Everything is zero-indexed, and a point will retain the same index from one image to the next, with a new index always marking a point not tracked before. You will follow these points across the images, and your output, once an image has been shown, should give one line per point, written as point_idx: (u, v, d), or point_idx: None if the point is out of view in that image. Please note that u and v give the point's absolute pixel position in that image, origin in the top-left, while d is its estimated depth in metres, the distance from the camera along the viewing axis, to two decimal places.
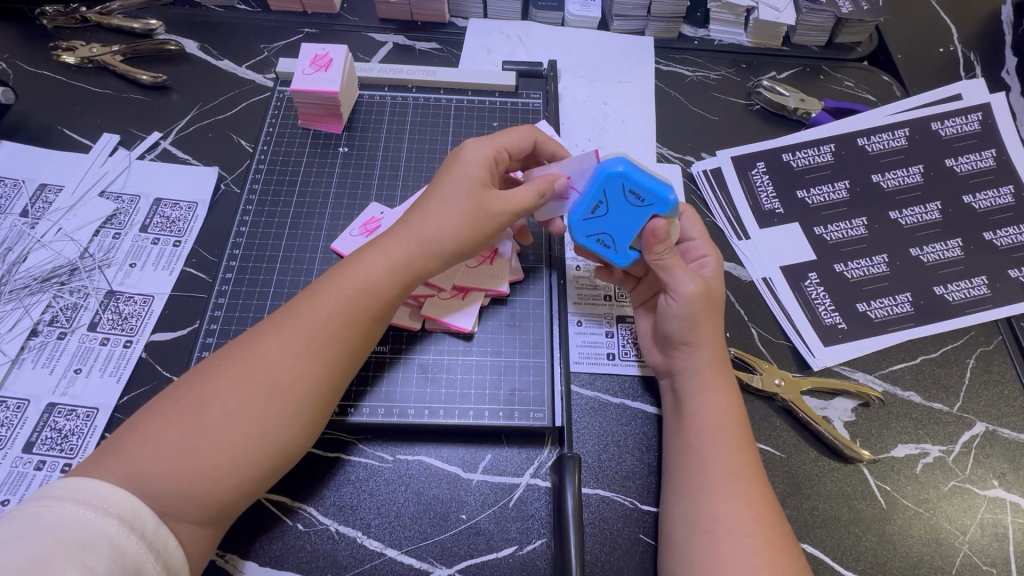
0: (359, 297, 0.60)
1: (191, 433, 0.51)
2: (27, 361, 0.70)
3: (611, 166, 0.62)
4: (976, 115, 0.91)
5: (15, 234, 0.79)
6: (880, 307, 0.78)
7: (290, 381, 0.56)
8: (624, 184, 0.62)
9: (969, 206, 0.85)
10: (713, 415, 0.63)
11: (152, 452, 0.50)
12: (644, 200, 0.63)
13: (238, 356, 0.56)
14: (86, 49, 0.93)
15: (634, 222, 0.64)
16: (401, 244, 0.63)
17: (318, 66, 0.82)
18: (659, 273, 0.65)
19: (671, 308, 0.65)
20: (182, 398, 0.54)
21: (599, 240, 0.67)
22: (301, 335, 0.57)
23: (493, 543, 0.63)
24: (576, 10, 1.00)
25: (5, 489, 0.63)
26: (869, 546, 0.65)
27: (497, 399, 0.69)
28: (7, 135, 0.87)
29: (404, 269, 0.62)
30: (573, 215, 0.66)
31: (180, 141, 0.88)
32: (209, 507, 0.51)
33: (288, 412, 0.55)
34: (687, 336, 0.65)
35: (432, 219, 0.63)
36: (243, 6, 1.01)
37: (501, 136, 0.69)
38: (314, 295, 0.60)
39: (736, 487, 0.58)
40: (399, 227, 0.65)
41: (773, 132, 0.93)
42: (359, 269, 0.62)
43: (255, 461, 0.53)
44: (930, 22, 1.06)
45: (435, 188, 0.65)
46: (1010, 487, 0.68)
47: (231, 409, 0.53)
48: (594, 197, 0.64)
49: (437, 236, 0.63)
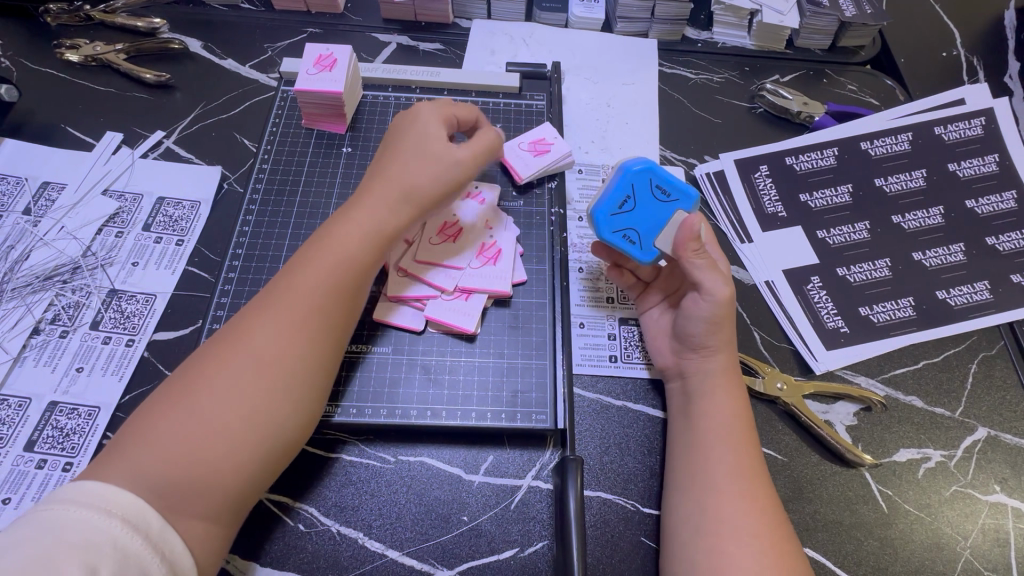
0: (340, 270, 0.62)
1: (188, 414, 0.52)
2: (29, 359, 0.70)
3: (639, 165, 0.69)
4: (979, 120, 0.91)
5: (18, 231, 0.79)
6: (882, 311, 0.78)
7: (279, 354, 0.57)
8: (652, 180, 0.69)
9: (971, 211, 0.85)
10: (719, 416, 0.64)
11: (155, 438, 0.51)
12: (670, 195, 0.69)
13: (225, 340, 0.57)
14: (89, 47, 0.93)
15: (660, 216, 0.69)
16: (366, 211, 0.65)
17: (322, 66, 0.82)
18: (692, 274, 0.66)
19: (699, 309, 0.66)
20: (179, 385, 0.54)
21: (626, 237, 0.69)
22: (287, 311, 0.58)
23: (495, 545, 0.63)
24: (580, 12, 1.01)
25: (7, 487, 0.63)
26: (870, 551, 0.65)
27: (499, 400, 0.69)
28: (9, 133, 0.87)
29: (373, 235, 0.65)
30: (602, 210, 0.69)
31: (182, 140, 0.88)
32: (214, 500, 0.51)
33: (279, 387, 0.56)
34: (708, 340, 0.66)
35: (399, 177, 0.67)
36: (247, 5, 1.01)
37: (448, 102, 0.74)
38: (292, 274, 0.61)
39: (741, 488, 0.59)
40: (359, 196, 0.67)
41: (776, 136, 0.93)
42: (329, 241, 0.63)
43: (255, 441, 0.54)
44: (933, 27, 1.06)
45: (396, 152, 0.69)
46: (1012, 493, 0.68)
47: (223, 388, 0.54)
48: (624, 192, 0.69)
49: (399, 199, 0.67)
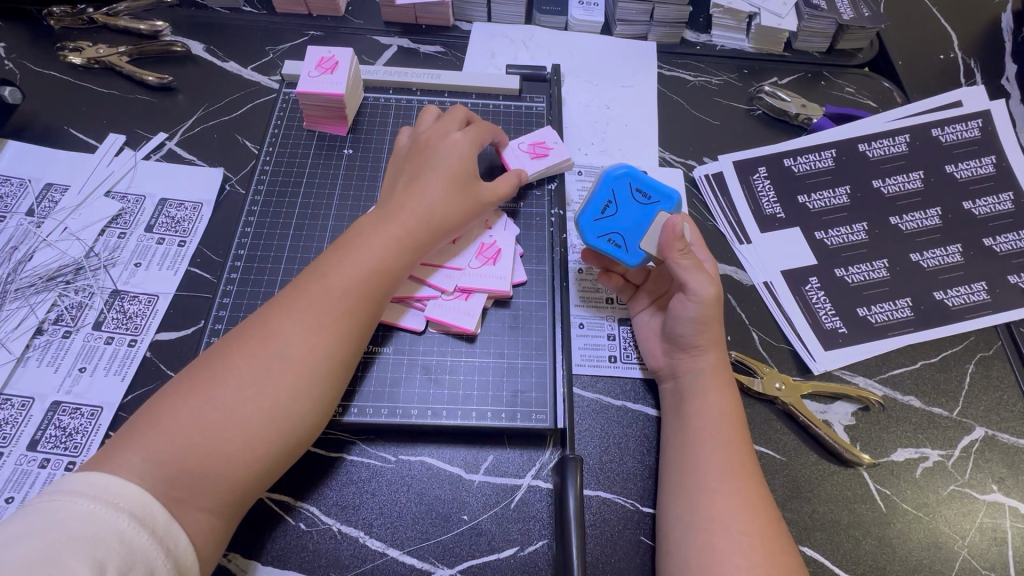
0: (372, 276, 0.63)
1: (206, 408, 0.53)
2: (32, 360, 0.71)
3: (616, 170, 0.71)
4: (976, 122, 0.91)
5: (21, 233, 0.80)
6: (880, 312, 0.79)
7: (302, 357, 0.57)
8: (630, 184, 0.71)
9: (969, 212, 0.85)
10: (712, 415, 0.65)
11: (169, 427, 0.52)
12: (650, 197, 0.71)
13: (252, 335, 0.58)
14: (92, 50, 0.93)
15: (643, 218, 0.70)
16: (403, 220, 0.66)
17: (324, 68, 0.83)
18: (677, 274, 0.67)
19: (686, 309, 0.66)
20: (199, 375, 0.55)
21: (611, 240, 0.70)
22: (314, 312, 0.59)
23: (494, 544, 0.63)
24: (579, 15, 1.01)
25: (10, 487, 0.63)
26: (869, 549, 0.65)
27: (500, 400, 0.69)
28: (12, 135, 0.87)
29: (408, 247, 0.66)
30: (584, 218, 0.71)
31: (184, 141, 0.89)
32: (219, 491, 0.52)
33: (300, 387, 0.56)
34: (696, 339, 0.67)
35: (432, 201, 0.68)
36: (249, 8, 1.01)
37: (480, 130, 0.77)
38: (322, 273, 0.62)
39: (732, 485, 0.60)
40: (396, 207, 0.67)
41: (774, 138, 0.94)
42: (363, 246, 0.64)
43: (269, 440, 0.54)
44: (930, 29, 1.07)
45: (429, 171, 0.70)
46: (1009, 492, 0.69)
47: (244, 385, 0.55)
48: (604, 197, 0.71)
49: (438, 214, 0.68)
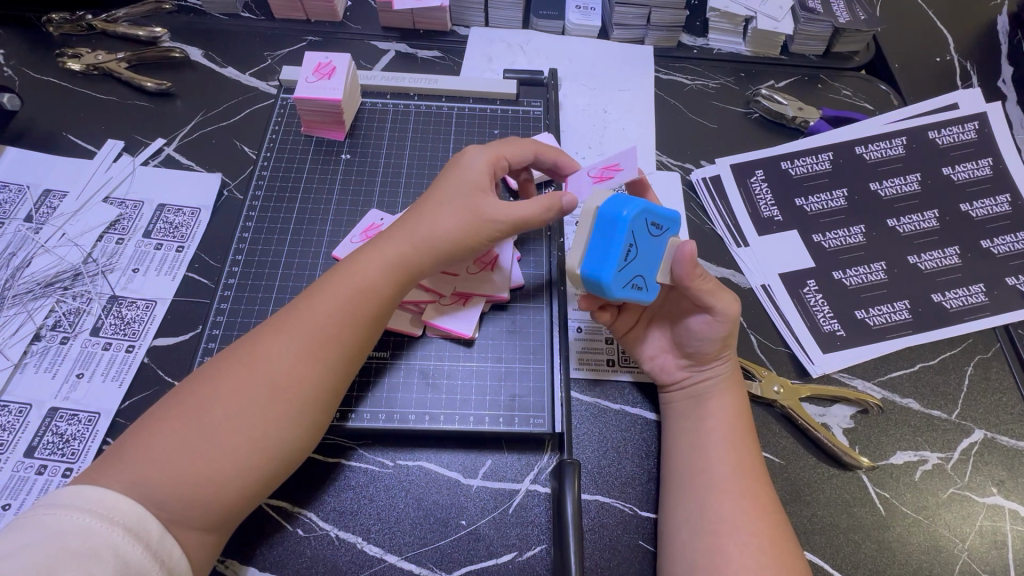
0: (359, 295, 0.62)
1: (192, 435, 0.53)
2: (29, 366, 0.71)
3: (630, 210, 0.57)
4: (972, 124, 0.91)
5: (19, 239, 0.80)
6: (878, 314, 0.79)
7: (291, 381, 0.57)
8: (644, 218, 0.59)
9: (966, 214, 0.85)
10: (725, 417, 0.65)
11: (157, 451, 0.52)
12: (661, 228, 0.61)
13: (238, 359, 0.58)
14: (91, 56, 0.94)
15: (656, 252, 0.62)
16: (396, 245, 0.65)
17: (321, 74, 0.83)
18: (704, 299, 0.65)
19: (712, 330, 0.66)
20: (186, 400, 0.55)
21: (633, 285, 0.61)
22: (302, 337, 0.59)
23: (493, 549, 0.63)
24: (577, 19, 1.01)
25: (7, 494, 0.63)
26: (868, 553, 0.65)
27: (498, 404, 0.69)
28: (11, 142, 0.87)
29: (401, 270, 0.65)
30: (607, 272, 0.58)
31: (183, 147, 0.89)
32: (210, 510, 0.52)
33: (289, 414, 0.56)
34: (719, 353, 0.68)
35: (425, 222, 0.66)
36: (247, 14, 1.02)
37: (504, 146, 0.71)
38: (313, 298, 0.62)
39: (745, 487, 0.61)
40: (393, 230, 0.67)
41: (772, 141, 0.94)
42: (354, 270, 0.64)
43: (259, 464, 0.54)
44: (926, 32, 1.07)
45: (434, 193, 0.69)
46: (1009, 495, 0.69)
47: (231, 411, 0.54)
48: (625, 243, 0.58)
49: (438, 243, 0.65)
